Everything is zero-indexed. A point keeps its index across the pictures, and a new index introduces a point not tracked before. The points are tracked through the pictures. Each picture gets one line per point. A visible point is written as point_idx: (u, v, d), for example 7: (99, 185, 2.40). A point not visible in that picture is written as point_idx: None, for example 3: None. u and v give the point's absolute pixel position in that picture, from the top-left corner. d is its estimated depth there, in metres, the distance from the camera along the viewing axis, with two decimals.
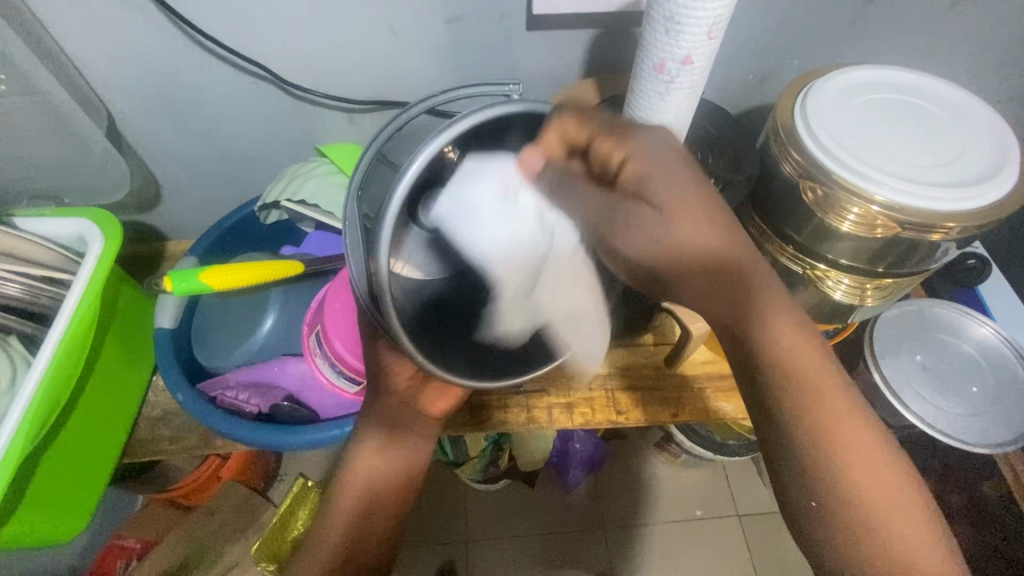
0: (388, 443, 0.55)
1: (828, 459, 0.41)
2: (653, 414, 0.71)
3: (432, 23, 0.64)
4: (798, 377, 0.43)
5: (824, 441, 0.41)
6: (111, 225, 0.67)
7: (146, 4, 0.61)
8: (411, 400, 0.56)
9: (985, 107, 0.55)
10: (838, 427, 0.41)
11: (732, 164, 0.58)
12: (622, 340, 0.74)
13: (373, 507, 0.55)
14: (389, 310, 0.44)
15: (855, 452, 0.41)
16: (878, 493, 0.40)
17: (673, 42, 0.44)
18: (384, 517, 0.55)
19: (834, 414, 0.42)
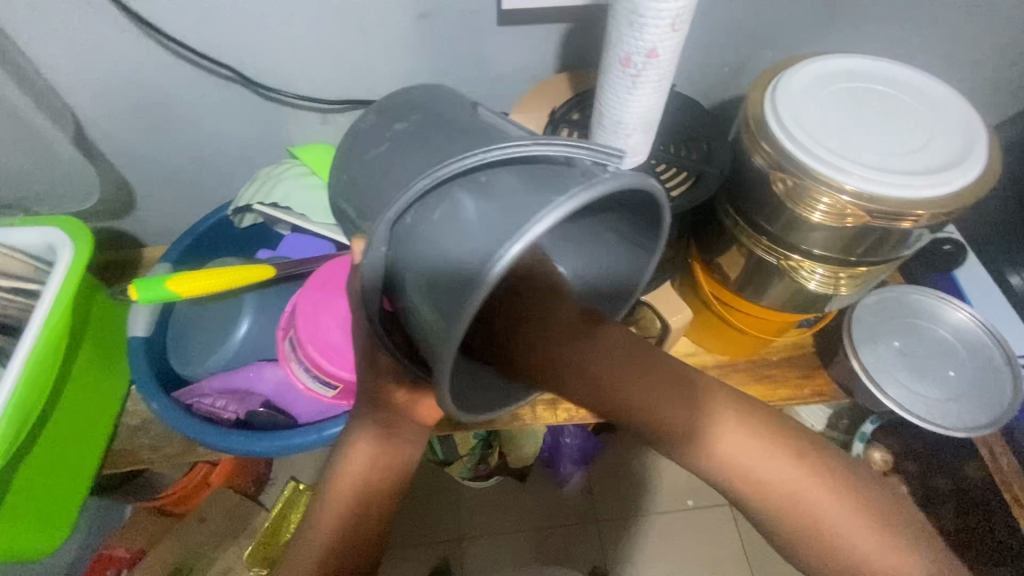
0: (377, 449, 0.51)
1: (774, 509, 0.38)
2: None
3: (402, 19, 0.63)
4: (724, 458, 0.39)
5: (760, 495, 0.38)
6: (81, 234, 0.65)
7: (108, 7, 0.60)
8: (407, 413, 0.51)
9: (952, 93, 0.55)
10: (773, 477, 0.38)
11: (703, 156, 0.59)
12: None
13: (360, 519, 0.51)
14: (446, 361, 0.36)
15: (806, 487, 0.37)
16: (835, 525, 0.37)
17: (638, 36, 0.44)
18: (370, 528, 0.51)
19: (763, 479, 0.38)
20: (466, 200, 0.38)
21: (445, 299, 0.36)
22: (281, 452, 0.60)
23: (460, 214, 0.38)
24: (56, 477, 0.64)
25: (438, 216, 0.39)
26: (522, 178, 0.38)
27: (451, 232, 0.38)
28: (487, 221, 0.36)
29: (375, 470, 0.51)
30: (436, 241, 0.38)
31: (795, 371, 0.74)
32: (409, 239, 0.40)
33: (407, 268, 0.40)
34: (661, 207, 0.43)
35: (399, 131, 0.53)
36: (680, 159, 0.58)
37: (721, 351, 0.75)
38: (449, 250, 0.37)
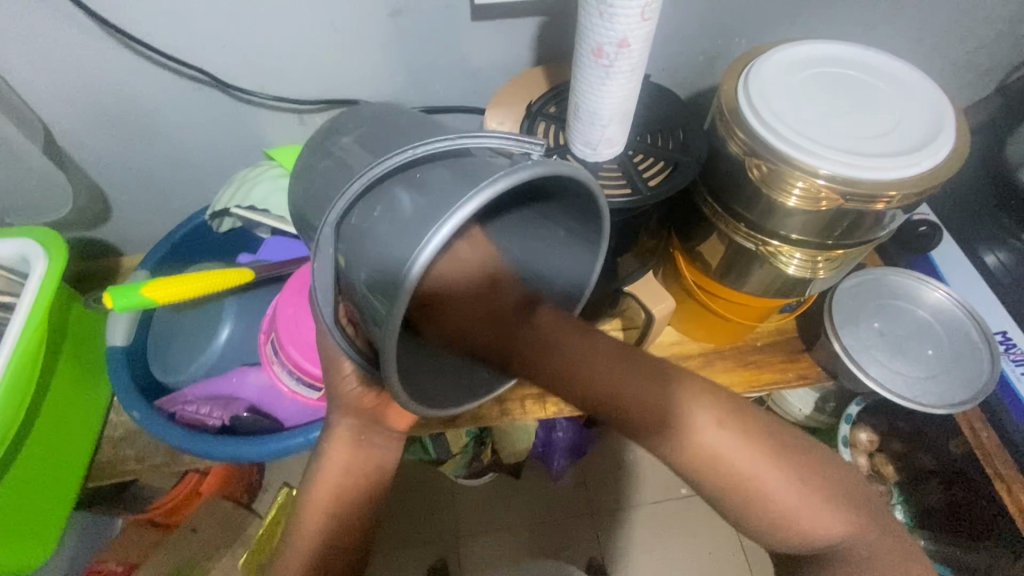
0: (357, 448, 0.52)
1: (735, 493, 0.40)
2: None
3: (374, 17, 0.63)
4: (701, 450, 0.40)
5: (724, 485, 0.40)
6: (55, 244, 0.64)
7: (73, 11, 0.59)
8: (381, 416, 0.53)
9: (920, 76, 0.56)
10: (750, 470, 0.40)
11: (680, 146, 0.58)
12: None
13: (353, 508, 0.51)
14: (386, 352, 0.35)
15: (768, 477, 0.40)
16: (791, 509, 0.39)
17: (608, 26, 0.44)
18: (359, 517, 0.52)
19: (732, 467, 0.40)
20: (403, 195, 0.38)
21: (381, 291, 0.35)
22: (269, 456, 0.60)
23: (396, 208, 0.37)
24: (39, 492, 0.63)
25: (375, 212, 0.38)
26: (454, 170, 0.38)
27: (388, 225, 0.37)
28: (419, 212, 0.36)
29: (361, 461, 0.52)
30: (375, 236, 0.37)
31: (779, 355, 0.75)
32: (353, 239, 0.39)
33: (352, 267, 0.39)
34: (599, 198, 0.42)
35: (345, 144, 0.52)
36: (656, 149, 0.58)
37: (706, 338, 0.75)
38: (384, 243, 0.36)
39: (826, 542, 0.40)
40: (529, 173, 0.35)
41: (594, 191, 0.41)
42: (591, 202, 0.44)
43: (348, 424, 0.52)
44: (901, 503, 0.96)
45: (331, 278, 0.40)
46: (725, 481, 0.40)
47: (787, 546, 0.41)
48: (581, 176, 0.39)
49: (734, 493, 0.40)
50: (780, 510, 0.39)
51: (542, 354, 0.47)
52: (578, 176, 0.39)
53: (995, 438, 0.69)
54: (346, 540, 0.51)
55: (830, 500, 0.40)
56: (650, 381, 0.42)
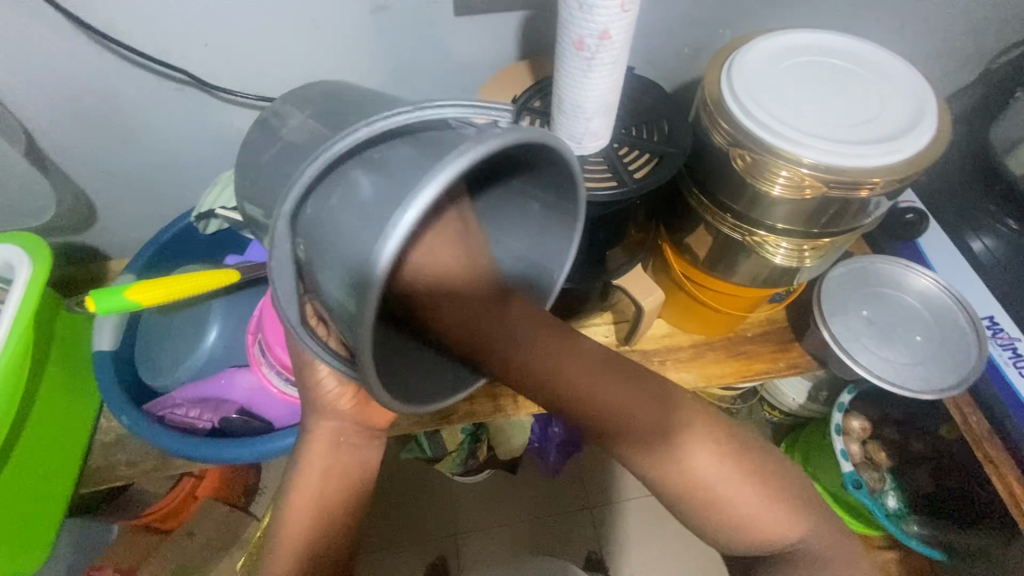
0: (336, 446, 0.52)
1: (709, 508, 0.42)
2: None
3: (356, 13, 0.62)
4: (686, 472, 0.42)
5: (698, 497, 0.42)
6: (39, 249, 0.63)
7: (51, 13, 0.58)
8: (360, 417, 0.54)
9: (901, 63, 0.56)
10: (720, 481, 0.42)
11: (665, 136, 0.58)
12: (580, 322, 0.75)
13: (342, 500, 0.51)
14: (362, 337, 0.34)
15: (734, 489, 0.42)
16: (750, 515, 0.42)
17: (588, 17, 0.44)
18: (347, 511, 0.51)
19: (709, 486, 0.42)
20: (364, 178, 0.37)
21: (352, 282, 0.35)
22: (256, 458, 0.60)
23: (357, 190, 0.37)
24: (29, 499, 0.63)
25: (335, 199, 0.37)
26: (417, 148, 0.37)
27: (353, 212, 0.36)
28: (383, 192, 0.35)
29: (343, 460, 0.52)
30: (338, 225, 0.37)
31: (769, 345, 0.75)
32: (315, 229, 0.38)
33: (317, 259, 0.38)
34: (569, 166, 0.41)
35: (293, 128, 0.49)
36: (640, 141, 0.58)
37: (698, 330, 0.75)
38: (349, 229, 0.36)
39: (780, 541, 0.43)
40: (498, 140, 0.33)
41: (565, 159, 0.40)
42: (564, 171, 0.43)
43: (327, 428, 0.53)
44: (893, 489, 0.91)
45: (291, 271, 0.40)
46: (695, 490, 0.42)
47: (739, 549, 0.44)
48: (548, 143, 0.39)
49: (699, 499, 0.42)
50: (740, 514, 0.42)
51: (518, 344, 0.44)
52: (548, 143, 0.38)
53: (984, 422, 0.69)
54: (337, 535, 0.50)
55: (782, 505, 0.43)
56: (632, 389, 0.43)
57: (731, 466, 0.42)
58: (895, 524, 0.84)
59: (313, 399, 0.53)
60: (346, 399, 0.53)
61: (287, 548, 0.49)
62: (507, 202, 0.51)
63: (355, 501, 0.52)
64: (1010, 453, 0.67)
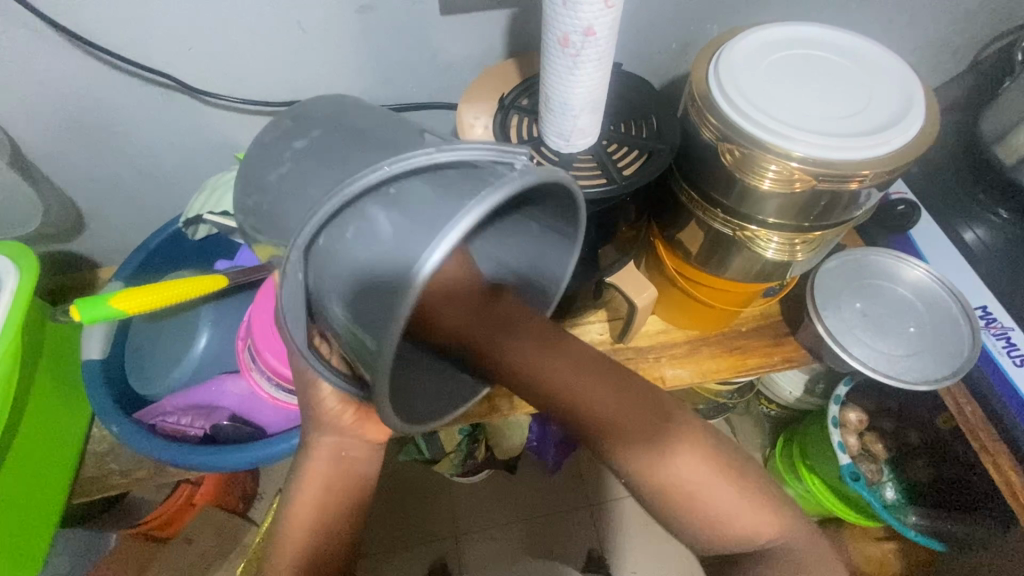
0: (330, 452, 0.52)
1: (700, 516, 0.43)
2: None
3: (342, 13, 0.62)
4: (684, 483, 0.43)
5: (688, 503, 0.43)
6: (25, 257, 0.63)
7: (32, 20, 0.57)
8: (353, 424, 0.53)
9: (889, 54, 0.56)
10: (709, 489, 0.43)
11: (654, 133, 0.58)
12: (575, 320, 0.75)
13: (343, 506, 0.51)
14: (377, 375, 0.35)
15: (720, 494, 0.43)
16: (732, 518, 0.43)
17: (572, 14, 0.44)
18: (347, 518, 0.51)
19: (698, 496, 0.43)
20: (380, 216, 0.37)
21: (370, 321, 0.36)
22: (249, 465, 0.59)
23: (372, 226, 0.37)
24: (22, 511, 0.62)
25: (351, 235, 0.38)
26: (433, 187, 0.37)
27: (367, 248, 0.37)
28: (401, 233, 0.36)
29: (337, 466, 0.52)
30: (354, 258, 0.38)
31: (765, 339, 0.75)
32: (327, 261, 0.39)
33: (328, 289, 0.39)
34: (576, 201, 0.42)
35: (299, 150, 0.48)
36: (630, 138, 0.57)
37: (692, 326, 0.75)
38: (366, 264, 0.37)
39: (760, 539, 0.44)
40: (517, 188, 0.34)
41: (575, 197, 0.42)
42: (568, 201, 0.44)
43: (330, 436, 0.52)
44: (891, 480, 0.92)
45: (303, 301, 0.40)
46: (686, 498, 0.43)
47: (722, 550, 0.45)
48: (560, 182, 0.39)
49: (685, 505, 0.43)
50: (723, 519, 0.43)
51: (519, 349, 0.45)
52: (560, 182, 0.39)
53: (979, 412, 0.69)
54: (335, 540, 0.50)
55: (756, 510, 0.44)
56: (631, 400, 0.43)
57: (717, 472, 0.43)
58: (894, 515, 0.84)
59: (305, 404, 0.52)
60: (347, 415, 0.52)
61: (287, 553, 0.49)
62: (504, 227, 0.52)
63: (355, 507, 0.52)
64: (1005, 443, 0.67)
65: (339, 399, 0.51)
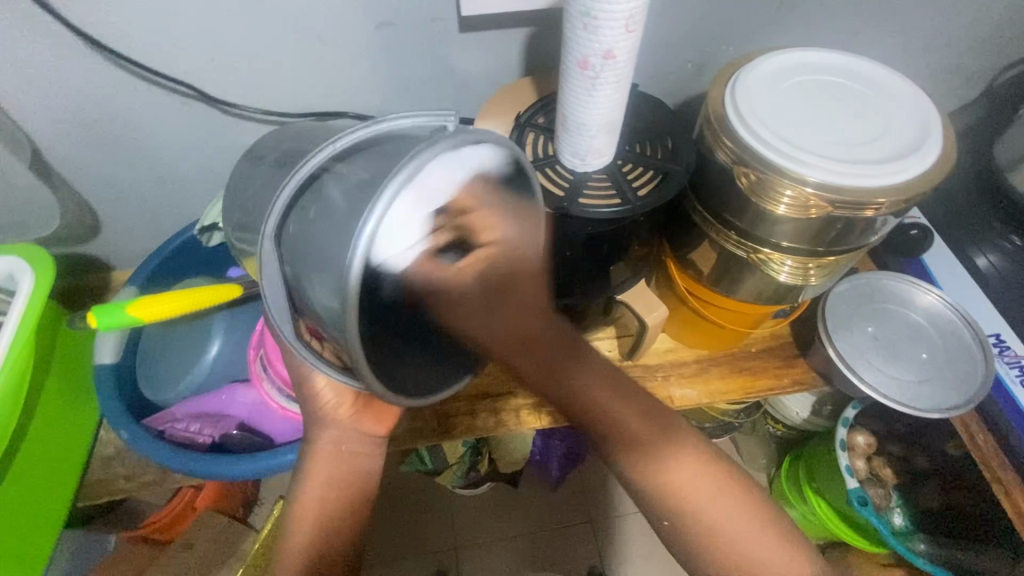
0: (335, 458, 0.52)
1: (706, 524, 0.47)
2: None
3: (361, 28, 0.63)
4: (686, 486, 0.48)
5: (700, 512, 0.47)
6: (43, 260, 0.63)
7: (61, 30, 0.59)
8: (358, 424, 0.53)
9: (906, 82, 0.56)
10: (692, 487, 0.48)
11: (669, 154, 0.58)
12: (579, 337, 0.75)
13: (343, 506, 0.51)
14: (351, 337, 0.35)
15: (711, 498, 0.47)
16: (724, 522, 0.47)
17: (593, 38, 0.44)
18: (349, 520, 0.51)
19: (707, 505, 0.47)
20: (333, 191, 0.37)
21: (328, 291, 0.35)
22: (255, 476, 0.59)
23: (327, 202, 0.37)
24: (29, 513, 0.62)
25: (310, 214, 0.37)
26: (374, 155, 0.37)
27: (322, 222, 0.36)
28: (347, 201, 0.35)
29: (343, 471, 0.52)
30: (313, 236, 0.36)
31: (775, 361, 0.75)
32: (293, 245, 0.38)
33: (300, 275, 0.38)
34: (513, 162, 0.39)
35: (278, 163, 0.47)
36: (645, 158, 0.58)
37: (700, 345, 0.75)
38: (322, 241, 0.36)
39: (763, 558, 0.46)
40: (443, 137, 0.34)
41: (518, 166, 0.40)
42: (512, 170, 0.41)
43: (328, 438, 0.52)
44: (899, 506, 0.91)
45: (282, 291, 0.40)
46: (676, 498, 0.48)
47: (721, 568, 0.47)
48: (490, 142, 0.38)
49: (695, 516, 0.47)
50: (712, 522, 0.47)
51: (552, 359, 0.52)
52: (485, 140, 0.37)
53: (992, 441, 0.68)
54: (335, 542, 0.50)
55: (767, 527, 0.47)
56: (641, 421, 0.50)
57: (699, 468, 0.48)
58: (903, 542, 0.82)
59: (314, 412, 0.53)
60: (343, 408, 0.53)
61: (295, 550, 0.49)
62: None
63: (355, 508, 0.52)
64: (1019, 473, 0.66)
65: (335, 392, 0.52)
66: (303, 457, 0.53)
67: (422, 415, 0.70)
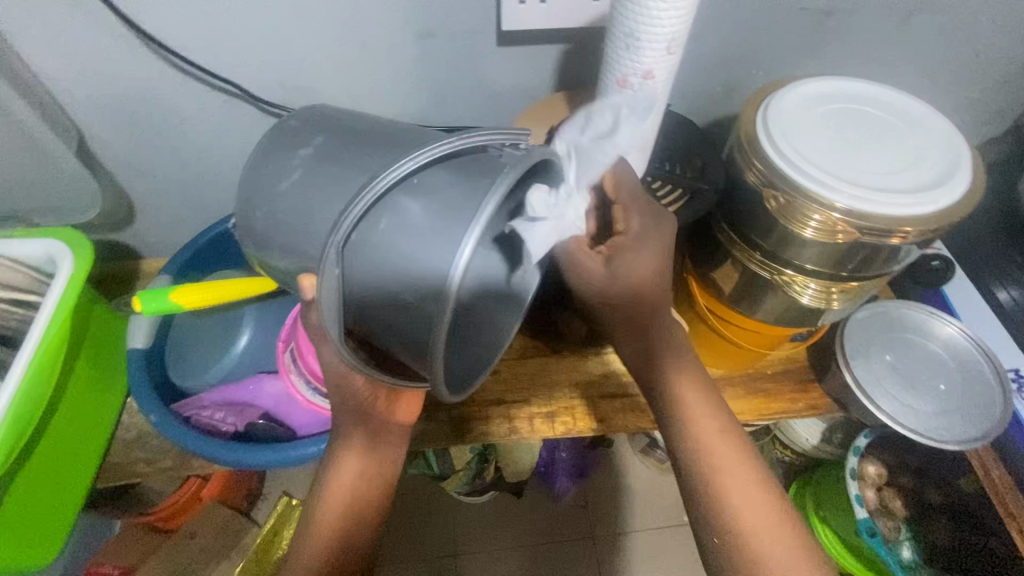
0: (366, 457, 0.54)
1: (730, 533, 0.50)
2: (618, 424, 0.71)
3: (402, 37, 0.65)
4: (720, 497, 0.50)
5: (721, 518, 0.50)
6: (83, 245, 0.65)
7: (117, 24, 0.61)
8: (388, 416, 0.55)
9: (937, 114, 0.57)
10: (726, 475, 0.51)
11: (699, 172, 0.61)
12: (588, 350, 0.76)
13: (371, 503, 0.54)
14: (439, 337, 0.39)
15: (744, 490, 0.51)
16: (742, 531, 0.49)
17: (634, 58, 0.46)
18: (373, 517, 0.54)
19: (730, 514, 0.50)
20: (410, 203, 0.42)
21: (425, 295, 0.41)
22: (279, 466, 0.60)
23: (404, 214, 0.42)
24: (53, 488, 0.64)
25: (385, 224, 0.42)
26: (454, 174, 0.42)
27: (405, 233, 0.41)
28: (435, 217, 0.41)
29: (368, 471, 0.54)
30: (390, 242, 0.42)
31: (790, 384, 0.75)
32: (360, 252, 0.42)
33: (362, 277, 0.43)
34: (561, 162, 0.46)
35: (304, 156, 0.48)
36: (675, 177, 0.61)
37: (717, 364, 0.75)
38: (405, 250, 0.41)
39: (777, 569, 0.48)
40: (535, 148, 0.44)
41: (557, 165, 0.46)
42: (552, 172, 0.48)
43: (361, 434, 0.54)
44: (908, 539, 0.87)
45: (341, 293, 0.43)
46: (711, 488, 0.51)
47: None
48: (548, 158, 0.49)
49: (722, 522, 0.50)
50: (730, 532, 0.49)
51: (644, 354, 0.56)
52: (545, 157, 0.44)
53: (1006, 476, 0.68)
54: (359, 539, 0.52)
55: (786, 540, 0.49)
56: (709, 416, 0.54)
57: (739, 461, 0.52)
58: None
59: (345, 407, 0.53)
60: (380, 400, 0.54)
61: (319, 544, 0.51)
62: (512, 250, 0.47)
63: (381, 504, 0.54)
64: None
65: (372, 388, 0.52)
66: (332, 453, 0.54)
67: (436, 417, 0.71)
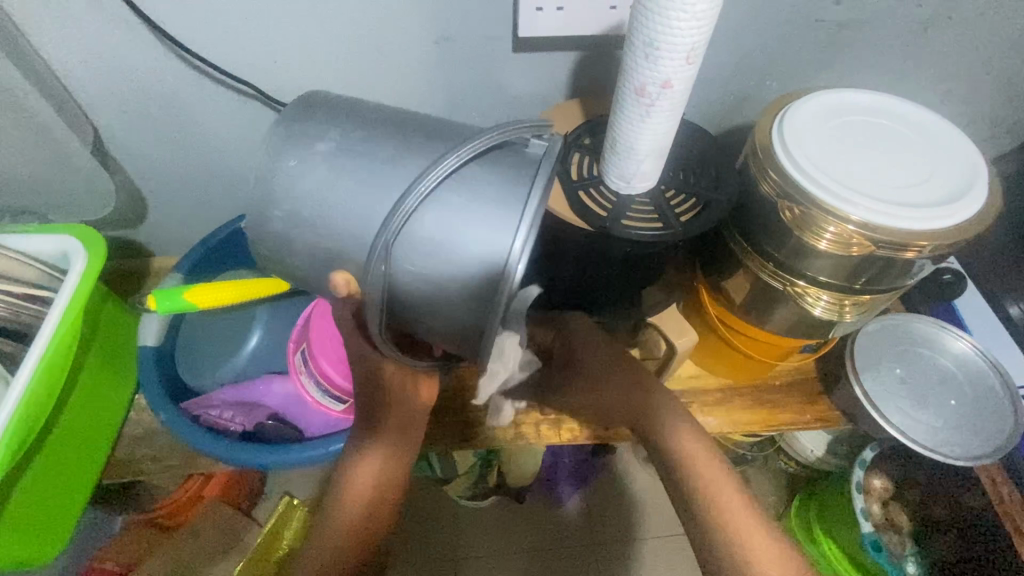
0: (383, 456, 0.54)
1: None
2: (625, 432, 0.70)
3: (419, 41, 0.65)
4: None
5: None
6: (96, 242, 0.66)
7: (139, 24, 0.62)
8: (407, 411, 0.55)
9: (950, 126, 0.57)
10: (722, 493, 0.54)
11: (714, 183, 0.60)
12: None
13: (386, 501, 0.54)
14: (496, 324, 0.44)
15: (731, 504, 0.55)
16: None
17: (653, 67, 0.46)
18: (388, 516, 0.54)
19: None
20: (450, 196, 0.43)
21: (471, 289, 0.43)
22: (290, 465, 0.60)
23: (440, 212, 0.43)
24: (59, 484, 0.64)
25: (426, 220, 0.43)
26: (489, 171, 0.43)
27: (444, 229, 0.43)
28: (477, 213, 0.43)
29: (384, 470, 0.54)
30: (430, 238, 0.43)
31: (799, 396, 0.74)
32: (397, 249, 0.43)
33: (402, 274, 0.44)
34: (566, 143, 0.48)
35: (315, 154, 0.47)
36: (687, 185, 0.59)
37: (725, 374, 0.75)
38: (446, 247, 0.43)
39: None
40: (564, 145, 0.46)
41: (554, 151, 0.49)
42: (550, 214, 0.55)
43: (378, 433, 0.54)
44: (913, 555, 0.88)
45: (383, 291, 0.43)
46: None
47: None
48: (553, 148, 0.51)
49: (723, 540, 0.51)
50: None
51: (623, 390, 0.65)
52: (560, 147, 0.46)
53: (1015, 492, 0.67)
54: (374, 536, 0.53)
55: None
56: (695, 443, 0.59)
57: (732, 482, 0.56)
58: None
59: (366, 402, 0.55)
60: (408, 384, 0.55)
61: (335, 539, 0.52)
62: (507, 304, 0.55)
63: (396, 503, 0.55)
64: None
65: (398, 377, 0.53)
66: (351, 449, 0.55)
67: (443, 421, 0.71)
